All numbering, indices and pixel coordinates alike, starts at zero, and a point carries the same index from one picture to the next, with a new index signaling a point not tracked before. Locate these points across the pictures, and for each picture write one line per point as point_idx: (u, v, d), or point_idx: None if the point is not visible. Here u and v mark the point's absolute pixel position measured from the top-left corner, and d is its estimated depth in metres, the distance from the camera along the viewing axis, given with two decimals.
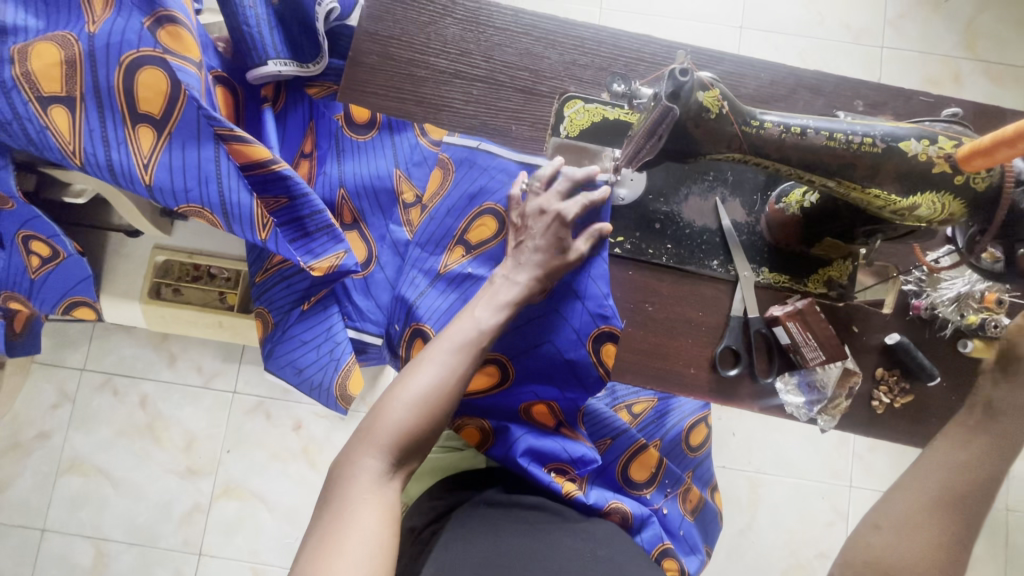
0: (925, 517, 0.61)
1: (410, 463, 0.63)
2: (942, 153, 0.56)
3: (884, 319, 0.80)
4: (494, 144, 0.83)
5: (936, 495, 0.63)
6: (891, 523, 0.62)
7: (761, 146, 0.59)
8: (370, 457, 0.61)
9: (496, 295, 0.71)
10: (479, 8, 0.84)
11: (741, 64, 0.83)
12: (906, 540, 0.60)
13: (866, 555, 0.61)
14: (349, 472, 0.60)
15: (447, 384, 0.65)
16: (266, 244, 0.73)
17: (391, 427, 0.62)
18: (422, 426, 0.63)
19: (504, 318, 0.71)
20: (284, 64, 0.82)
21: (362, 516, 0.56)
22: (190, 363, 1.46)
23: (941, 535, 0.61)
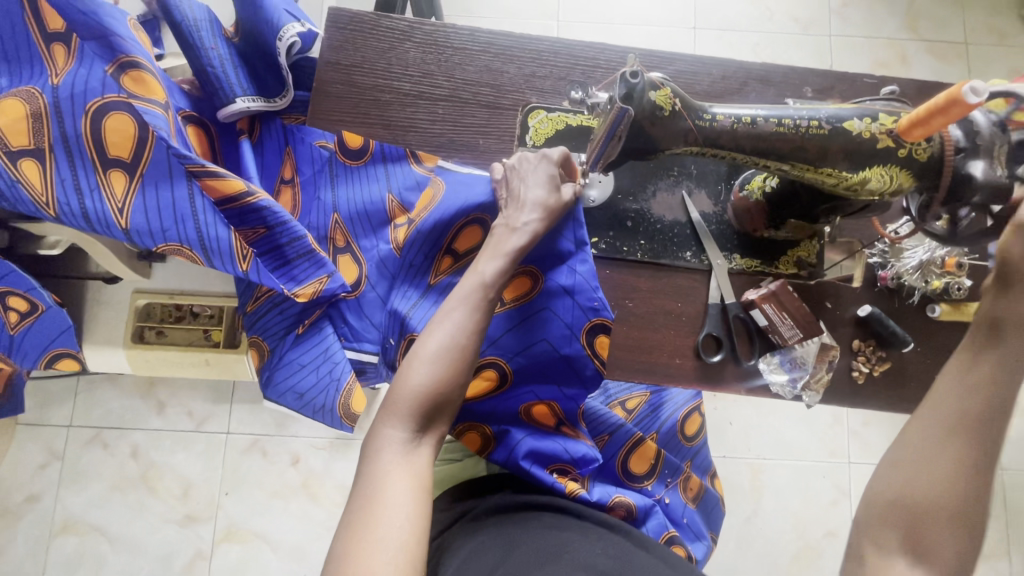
0: (950, 484, 0.56)
1: (437, 427, 0.62)
2: (884, 129, 0.59)
3: (855, 292, 0.83)
4: (463, 163, 0.86)
5: (957, 421, 0.58)
6: (908, 460, 0.59)
7: (715, 138, 0.62)
8: (393, 427, 0.60)
9: (501, 243, 0.70)
10: (436, 31, 0.88)
11: (693, 64, 0.86)
12: (924, 477, 0.57)
13: (890, 494, 0.58)
14: (375, 445, 0.59)
15: (461, 340, 0.63)
16: (249, 275, 0.73)
17: (409, 394, 0.61)
18: (443, 387, 0.62)
19: (508, 265, 0.69)
20: (252, 100, 0.83)
21: (391, 488, 0.56)
22: (180, 408, 1.44)
23: (956, 464, 0.57)
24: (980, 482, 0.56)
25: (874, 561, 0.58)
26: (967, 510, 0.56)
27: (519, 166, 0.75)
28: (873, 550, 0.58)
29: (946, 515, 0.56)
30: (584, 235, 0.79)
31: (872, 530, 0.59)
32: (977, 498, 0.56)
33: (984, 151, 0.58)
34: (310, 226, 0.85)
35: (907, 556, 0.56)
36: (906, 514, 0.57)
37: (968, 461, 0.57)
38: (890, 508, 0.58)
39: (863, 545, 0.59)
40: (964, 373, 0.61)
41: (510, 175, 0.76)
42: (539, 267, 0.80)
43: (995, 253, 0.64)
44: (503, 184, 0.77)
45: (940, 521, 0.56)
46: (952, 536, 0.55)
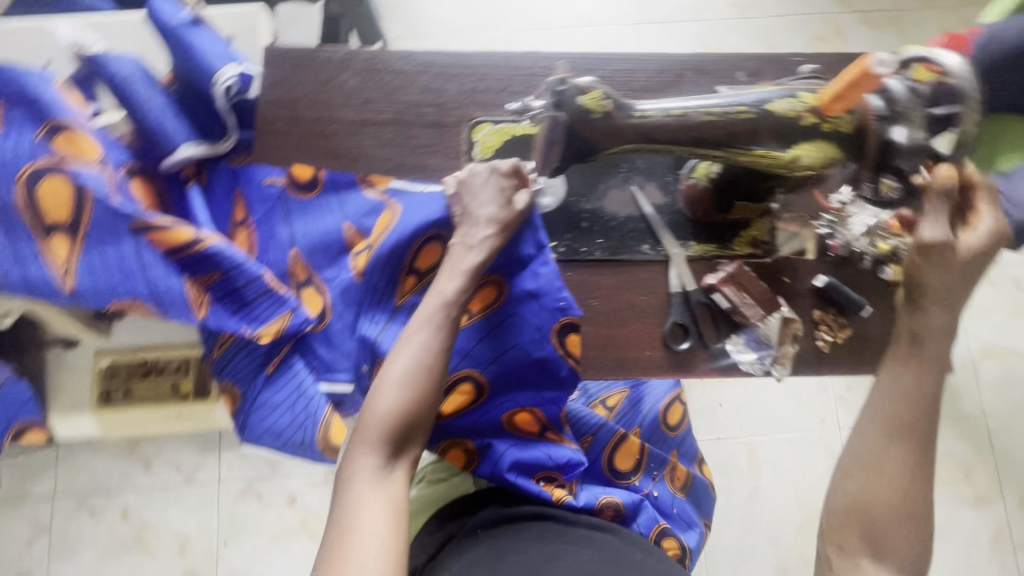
0: (898, 486, 0.62)
1: (410, 450, 0.62)
2: (808, 107, 0.61)
3: (810, 263, 0.85)
4: (416, 182, 0.86)
5: (896, 429, 0.63)
6: (859, 468, 0.63)
7: (649, 132, 0.63)
8: (365, 455, 0.60)
9: (456, 263, 0.71)
10: (373, 58, 0.88)
11: (628, 62, 0.88)
12: (876, 482, 0.62)
13: (847, 502, 0.63)
14: (348, 474, 0.59)
15: (427, 361, 0.63)
16: (207, 322, 0.72)
17: (378, 419, 0.61)
18: (412, 409, 0.62)
19: (468, 282, 0.70)
20: (194, 146, 0.83)
21: (364, 515, 0.56)
22: (168, 463, 1.41)
23: (901, 466, 0.62)
24: (922, 476, 0.62)
25: (840, 563, 0.63)
26: (914, 505, 0.61)
27: (470, 180, 0.76)
28: (838, 554, 0.63)
29: (899, 513, 0.61)
30: (544, 239, 0.80)
31: (835, 535, 0.64)
32: (923, 492, 0.62)
33: (903, 117, 0.59)
34: (269, 263, 0.83)
35: (870, 557, 0.61)
36: (864, 519, 0.62)
37: (910, 463, 0.62)
38: (849, 513, 0.63)
39: (828, 547, 0.65)
40: (895, 383, 0.65)
41: (460, 194, 0.76)
42: (505, 275, 0.80)
43: (908, 275, 0.67)
44: (455, 198, 0.78)
45: (895, 521, 0.61)
46: (906, 532, 0.61)
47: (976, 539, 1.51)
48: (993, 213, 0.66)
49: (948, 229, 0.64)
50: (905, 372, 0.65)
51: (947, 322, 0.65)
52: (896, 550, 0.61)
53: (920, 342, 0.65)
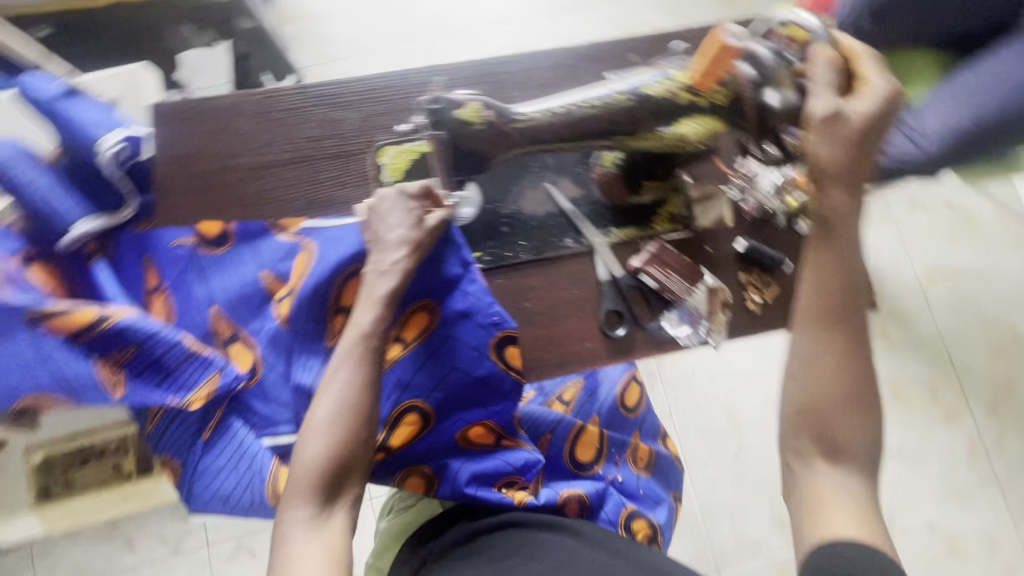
0: (839, 377, 0.58)
1: (345, 493, 0.63)
2: (682, 86, 0.63)
3: (728, 230, 0.87)
4: (329, 217, 0.84)
5: (831, 320, 0.60)
6: (803, 366, 0.59)
7: (536, 133, 0.63)
8: (297, 506, 0.61)
9: (371, 290, 0.70)
10: (265, 98, 0.87)
11: (521, 61, 0.88)
12: (820, 380, 0.58)
13: (797, 404, 0.59)
14: (284, 526, 0.60)
15: (348, 401, 0.64)
16: (126, 400, 0.70)
17: (307, 467, 0.62)
18: (339, 453, 0.62)
19: (385, 312, 0.70)
20: (92, 220, 0.80)
21: (300, 567, 0.57)
22: (151, 537, 1.37)
23: (841, 358, 0.59)
24: (862, 365, 0.60)
25: (799, 472, 0.58)
26: (860, 396, 0.59)
27: (378, 206, 0.75)
28: (795, 460, 0.58)
29: (846, 404, 0.58)
30: (467, 256, 0.80)
31: (793, 441, 0.59)
32: (865, 381, 0.59)
33: (773, 82, 0.61)
34: (190, 325, 0.81)
35: (826, 457, 0.57)
36: (818, 417, 0.58)
37: (845, 352, 0.59)
38: (801, 415, 0.58)
39: (786, 456, 0.60)
40: (814, 275, 0.61)
41: (371, 216, 0.75)
42: (433, 299, 0.80)
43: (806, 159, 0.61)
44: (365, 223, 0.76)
45: (844, 413, 0.58)
46: (856, 425, 0.58)
47: (954, 454, 1.55)
48: (881, 81, 0.61)
49: (835, 98, 0.59)
50: (821, 266, 0.61)
51: (849, 200, 0.61)
52: (850, 446, 0.57)
53: (829, 230, 0.61)
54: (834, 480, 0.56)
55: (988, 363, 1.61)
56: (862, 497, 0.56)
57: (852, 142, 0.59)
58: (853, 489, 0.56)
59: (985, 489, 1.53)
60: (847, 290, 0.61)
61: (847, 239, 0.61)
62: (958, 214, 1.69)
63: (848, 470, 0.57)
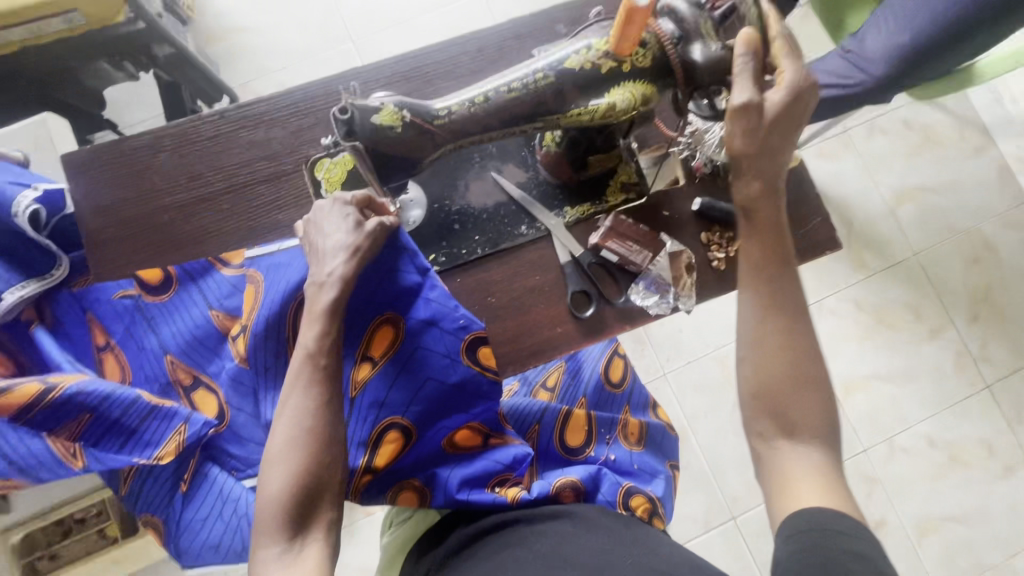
0: (783, 356, 0.59)
1: (315, 520, 0.61)
2: (602, 54, 0.60)
3: (682, 190, 0.85)
4: (271, 243, 0.81)
5: (768, 302, 0.61)
6: (750, 351, 0.60)
7: (460, 128, 0.61)
8: (268, 542, 0.60)
9: (313, 305, 0.68)
10: (183, 130, 0.83)
11: (446, 50, 0.85)
12: (767, 361, 0.59)
13: (750, 388, 0.60)
14: (258, 564, 0.59)
15: (303, 427, 0.62)
16: (89, 469, 0.69)
17: (270, 501, 0.60)
18: (301, 481, 0.61)
19: (326, 325, 0.67)
20: (22, 288, 0.76)
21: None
22: None
23: (782, 338, 0.60)
24: (806, 339, 0.60)
25: (763, 452, 0.59)
26: (807, 369, 0.59)
27: (315, 217, 0.73)
28: (759, 442, 0.59)
29: (794, 380, 0.58)
30: (423, 261, 0.77)
31: (754, 423, 0.59)
32: (810, 353, 0.60)
33: (695, 35, 0.60)
34: (148, 377, 0.79)
35: (785, 434, 0.58)
36: (770, 397, 0.59)
37: (786, 330, 0.60)
38: (757, 399, 0.59)
39: (752, 440, 0.60)
40: (744, 260, 0.64)
41: (309, 229, 0.73)
42: (395, 310, 0.77)
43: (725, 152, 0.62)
44: (306, 240, 0.74)
45: (794, 390, 0.58)
46: (808, 396, 0.58)
47: (942, 368, 1.57)
48: (801, 67, 0.59)
49: (754, 91, 0.58)
50: (751, 244, 0.63)
51: (764, 186, 0.63)
52: (805, 419, 0.58)
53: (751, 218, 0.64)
54: (795, 453, 0.57)
55: (964, 274, 1.63)
56: (827, 469, 0.56)
57: (770, 134, 0.60)
58: (816, 462, 0.57)
59: (975, 395, 1.57)
60: (782, 268, 0.63)
61: (773, 222, 0.64)
62: (917, 131, 1.69)
63: (809, 443, 0.57)
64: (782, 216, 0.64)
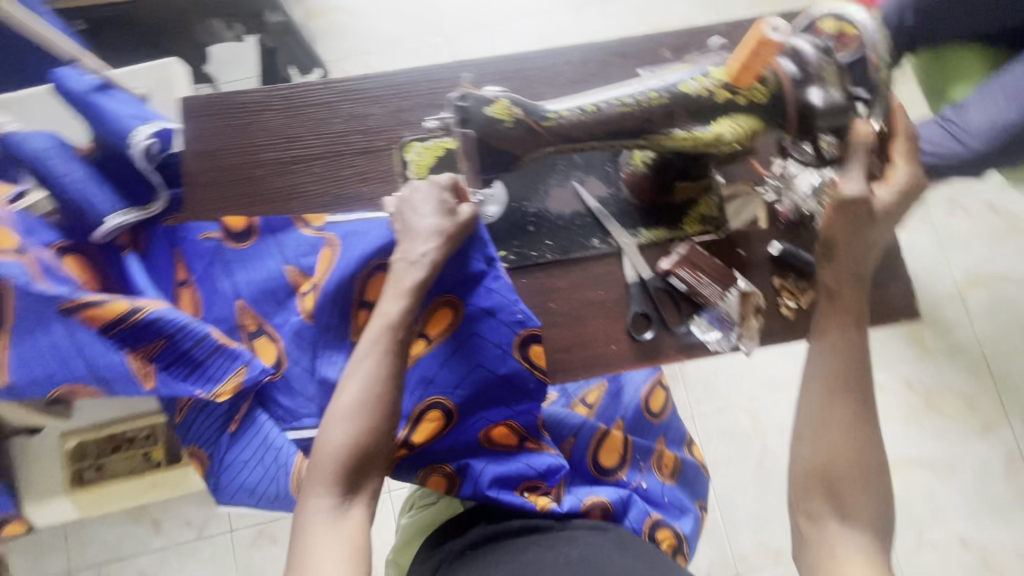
0: (846, 439, 0.61)
1: (366, 484, 0.65)
2: (719, 83, 0.60)
3: (762, 232, 0.84)
4: (354, 210, 0.85)
5: (839, 384, 0.63)
6: (810, 432, 0.63)
7: (566, 133, 0.62)
8: (320, 495, 0.63)
9: (399, 282, 0.71)
10: (293, 93, 0.87)
11: (550, 56, 0.87)
12: (828, 442, 0.62)
13: (806, 465, 0.62)
14: (305, 514, 0.62)
15: (373, 392, 0.65)
16: (157, 392, 0.73)
17: (330, 457, 0.63)
18: (361, 444, 0.64)
19: (412, 303, 0.70)
20: (125, 214, 0.81)
21: (322, 556, 0.59)
22: (177, 520, 1.45)
23: (847, 421, 0.62)
24: (868, 432, 0.62)
25: (810, 531, 0.61)
26: (866, 464, 0.61)
27: (409, 196, 0.75)
28: (805, 522, 0.62)
29: (852, 466, 0.61)
30: (492, 252, 0.78)
31: (803, 502, 0.62)
32: (872, 443, 0.62)
33: (816, 78, 0.60)
34: (217, 319, 0.83)
35: (836, 517, 0.60)
36: (825, 476, 0.61)
37: (853, 415, 0.62)
38: (810, 477, 0.62)
39: (796, 518, 0.63)
40: (819, 340, 0.67)
41: (402, 206, 0.75)
42: (457, 294, 0.78)
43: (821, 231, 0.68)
44: (396, 217, 0.76)
45: (852, 478, 0.60)
46: (863, 489, 0.60)
47: (989, 469, 1.48)
48: (903, 170, 0.69)
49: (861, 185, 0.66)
50: (826, 331, 0.66)
51: (853, 274, 0.68)
52: (858, 509, 0.60)
53: (834, 297, 0.67)
54: (844, 536, 0.59)
55: None
56: (874, 559, 0.58)
57: (870, 222, 0.67)
58: (862, 545, 0.59)
59: (1022, 505, 1.47)
60: (857, 347, 0.66)
61: (855, 306, 0.67)
62: (1003, 217, 1.61)
63: (859, 529, 0.59)
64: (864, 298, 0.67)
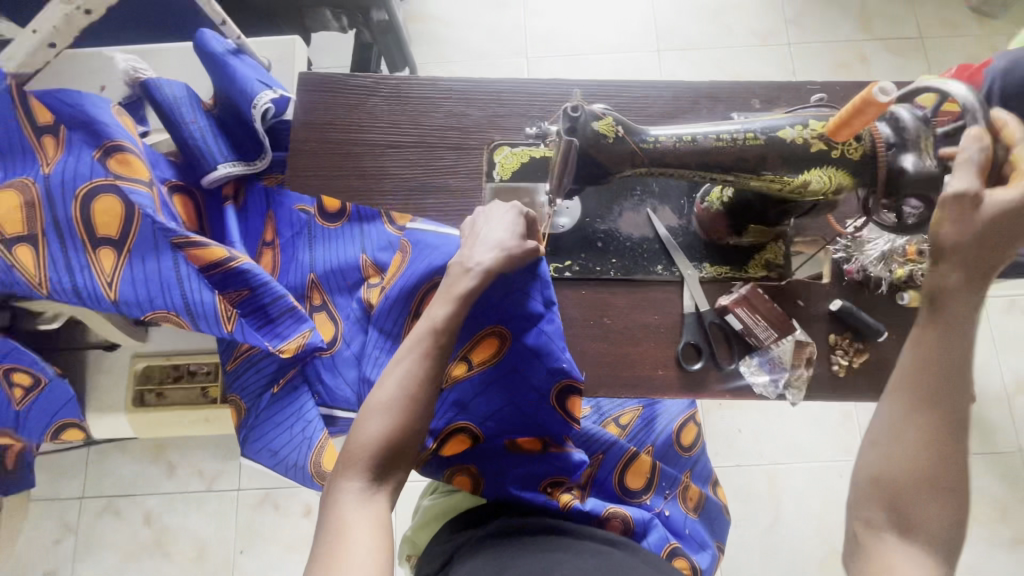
0: (926, 450, 0.56)
1: (395, 474, 0.66)
2: (817, 135, 0.64)
3: (825, 288, 0.85)
4: (430, 223, 0.87)
5: (926, 392, 0.58)
6: (884, 434, 0.58)
7: (659, 157, 0.67)
8: (350, 480, 0.63)
9: (453, 286, 0.73)
10: (400, 84, 0.92)
11: (643, 88, 0.91)
12: (900, 449, 0.57)
13: (870, 471, 0.58)
14: (334, 498, 0.63)
15: (410, 388, 0.67)
16: (234, 335, 0.79)
17: (364, 445, 0.64)
18: (394, 436, 0.65)
19: (457, 310, 0.72)
20: (232, 165, 0.89)
21: (355, 535, 0.59)
22: (191, 469, 1.50)
23: (928, 431, 0.57)
24: (952, 448, 0.57)
25: (867, 540, 0.57)
26: (944, 480, 0.56)
27: (485, 212, 0.79)
28: (862, 529, 0.57)
29: (930, 481, 0.55)
30: (551, 295, 0.79)
31: (861, 509, 0.58)
32: (956, 462, 0.56)
33: (912, 145, 0.62)
34: (289, 285, 0.93)
35: (897, 533, 0.55)
36: (894, 485, 0.56)
37: (939, 426, 0.57)
38: (874, 484, 0.57)
39: (853, 524, 0.58)
40: (914, 348, 0.60)
41: (475, 220, 0.79)
42: (506, 327, 0.79)
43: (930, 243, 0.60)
44: (466, 229, 0.80)
45: (921, 491, 0.55)
46: (935, 502, 0.55)
47: None
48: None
49: (977, 181, 0.57)
50: (923, 339, 0.59)
51: (963, 280, 0.58)
52: (931, 526, 0.55)
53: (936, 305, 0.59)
54: (905, 552, 0.54)
55: None
56: None
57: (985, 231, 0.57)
58: (924, 567, 0.53)
59: None
60: (955, 363, 0.59)
61: (961, 319, 0.59)
62: None
63: (923, 549, 0.54)
64: (973, 316, 0.59)
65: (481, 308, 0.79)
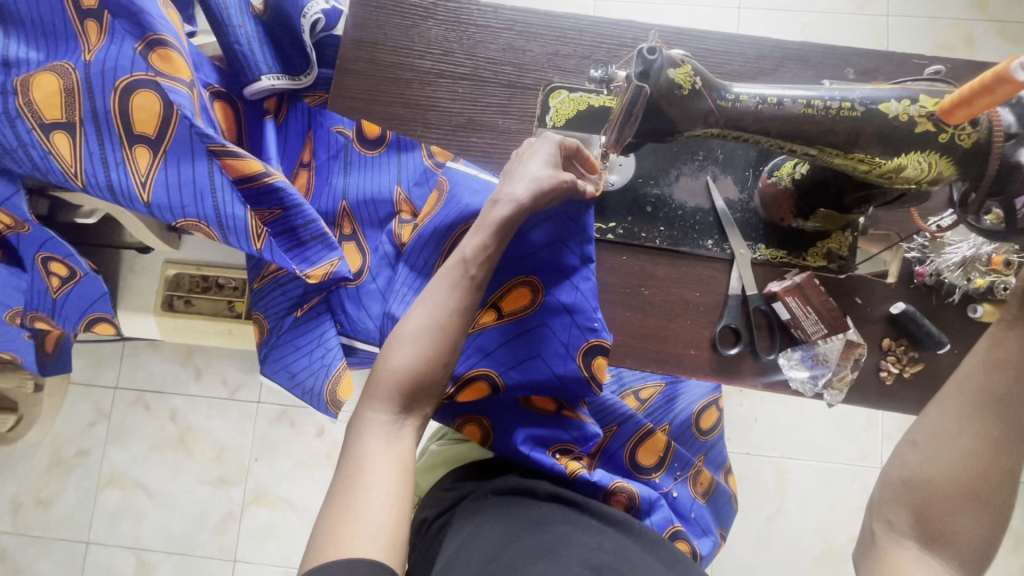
0: (972, 463, 0.56)
1: (419, 409, 0.63)
2: (925, 114, 0.56)
3: (888, 289, 0.78)
4: (477, 167, 0.83)
5: (986, 402, 0.57)
6: (927, 440, 0.58)
7: (737, 119, 0.60)
8: (377, 411, 0.61)
9: (487, 216, 0.68)
10: (459, 8, 0.85)
11: (725, 41, 0.82)
12: (943, 456, 0.57)
13: (904, 473, 0.59)
14: (360, 428, 0.61)
15: (440, 321, 0.63)
16: (262, 254, 0.78)
17: (391, 376, 0.62)
18: (421, 369, 0.62)
19: (490, 240, 0.67)
20: (276, 77, 0.86)
21: (377, 470, 0.58)
22: (215, 375, 1.56)
23: (977, 442, 0.56)
24: (1003, 464, 0.56)
25: (884, 540, 0.58)
26: (987, 493, 0.55)
27: (524, 151, 0.72)
28: (883, 530, 0.58)
29: (965, 494, 0.55)
30: (590, 251, 0.77)
31: (885, 508, 0.59)
32: (1004, 480, 0.55)
33: None
34: (320, 210, 0.91)
35: (918, 539, 0.56)
36: (924, 491, 0.57)
37: (995, 441, 0.56)
38: (906, 486, 0.58)
39: (874, 524, 0.60)
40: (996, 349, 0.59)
41: (518, 156, 0.72)
42: (538, 278, 0.77)
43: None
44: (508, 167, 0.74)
45: (956, 502, 0.55)
46: (971, 515, 0.55)
47: None
48: None
49: None
50: (1007, 342, 0.58)
51: None
52: (965, 539, 0.54)
53: None
54: (921, 559, 0.55)
55: None
56: None
57: None
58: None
59: None
60: None
61: None
62: None
63: (944, 561, 0.54)
64: None
65: (517, 256, 0.77)
